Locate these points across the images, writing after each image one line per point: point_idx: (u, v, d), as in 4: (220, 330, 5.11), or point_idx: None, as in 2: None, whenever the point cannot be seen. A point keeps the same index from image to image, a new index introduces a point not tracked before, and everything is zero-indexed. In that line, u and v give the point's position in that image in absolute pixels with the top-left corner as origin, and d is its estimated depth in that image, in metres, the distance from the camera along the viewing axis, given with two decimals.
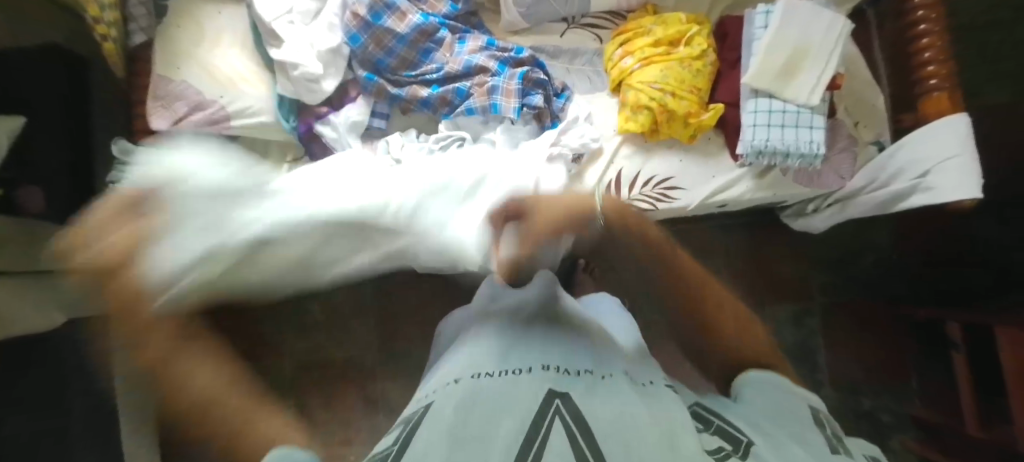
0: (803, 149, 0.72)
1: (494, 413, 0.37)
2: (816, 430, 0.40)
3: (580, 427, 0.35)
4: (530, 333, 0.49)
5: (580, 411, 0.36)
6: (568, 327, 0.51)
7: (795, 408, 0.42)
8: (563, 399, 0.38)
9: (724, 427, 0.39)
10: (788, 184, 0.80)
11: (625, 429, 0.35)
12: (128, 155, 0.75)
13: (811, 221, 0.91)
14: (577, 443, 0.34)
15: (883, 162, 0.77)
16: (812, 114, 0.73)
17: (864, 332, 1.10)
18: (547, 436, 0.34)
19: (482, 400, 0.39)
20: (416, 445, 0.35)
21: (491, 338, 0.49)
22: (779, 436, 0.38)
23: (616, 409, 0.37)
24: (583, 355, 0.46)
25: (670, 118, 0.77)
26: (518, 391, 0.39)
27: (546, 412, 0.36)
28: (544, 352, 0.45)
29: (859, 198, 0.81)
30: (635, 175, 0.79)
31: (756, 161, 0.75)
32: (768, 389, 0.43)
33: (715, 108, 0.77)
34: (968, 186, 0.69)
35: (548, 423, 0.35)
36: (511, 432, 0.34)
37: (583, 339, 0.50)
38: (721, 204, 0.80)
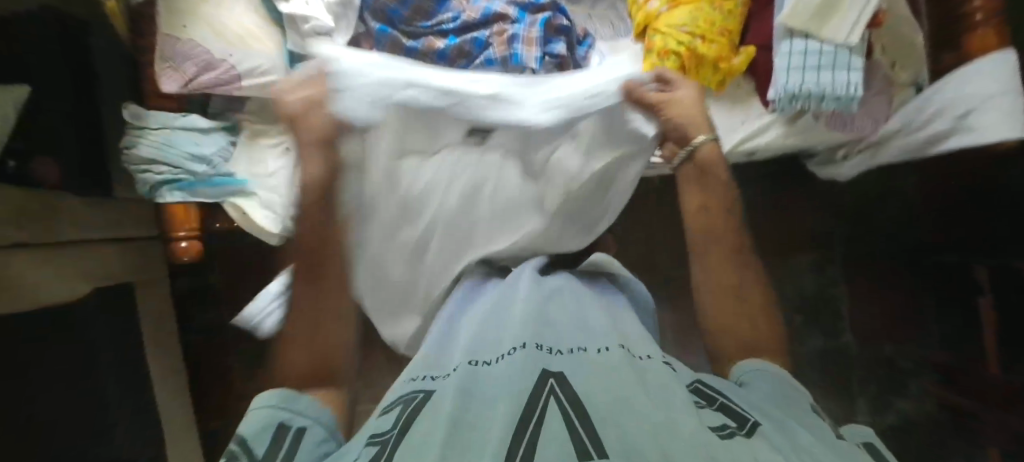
0: (839, 91, 0.69)
1: (491, 401, 0.39)
2: (820, 422, 0.42)
3: (575, 410, 0.37)
4: (527, 303, 0.53)
5: (573, 393, 0.38)
6: (564, 302, 0.54)
7: (797, 398, 0.45)
8: (556, 379, 0.40)
9: (731, 408, 0.41)
10: (820, 131, 0.77)
11: (620, 415, 0.36)
12: (140, 120, 0.74)
13: (839, 170, 0.89)
14: (573, 429, 0.34)
15: (923, 102, 0.74)
16: (850, 55, 0.69)
17: (886, 282, 1.11)
18: (542, 415, 0.36)
19: (484, 388, 0.42)
20: (416, 432, 0.37)
21: (487, 325, 0.52)
22: (783, 419, 0.41)
23: (612, 390, 0.39)
24: (577, 329, 0.49)
25: (700, 64, 0.73)
26: (518, 371, 0.42)
27: (542, 393, 0.39)
28: (535, 330, 0.48)
29: (893, 142, 0.79)
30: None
31: (789, 105, 0.72)
32: (764, 377, 0.48)
33: (746, 51, 0.74)
34: (1012, 125, 0.66)
35: (543, 406, 0.37)
36: (505, 416, 0.36)
37: (574, 317, 0.51)
38: (749, 153, 0.78)
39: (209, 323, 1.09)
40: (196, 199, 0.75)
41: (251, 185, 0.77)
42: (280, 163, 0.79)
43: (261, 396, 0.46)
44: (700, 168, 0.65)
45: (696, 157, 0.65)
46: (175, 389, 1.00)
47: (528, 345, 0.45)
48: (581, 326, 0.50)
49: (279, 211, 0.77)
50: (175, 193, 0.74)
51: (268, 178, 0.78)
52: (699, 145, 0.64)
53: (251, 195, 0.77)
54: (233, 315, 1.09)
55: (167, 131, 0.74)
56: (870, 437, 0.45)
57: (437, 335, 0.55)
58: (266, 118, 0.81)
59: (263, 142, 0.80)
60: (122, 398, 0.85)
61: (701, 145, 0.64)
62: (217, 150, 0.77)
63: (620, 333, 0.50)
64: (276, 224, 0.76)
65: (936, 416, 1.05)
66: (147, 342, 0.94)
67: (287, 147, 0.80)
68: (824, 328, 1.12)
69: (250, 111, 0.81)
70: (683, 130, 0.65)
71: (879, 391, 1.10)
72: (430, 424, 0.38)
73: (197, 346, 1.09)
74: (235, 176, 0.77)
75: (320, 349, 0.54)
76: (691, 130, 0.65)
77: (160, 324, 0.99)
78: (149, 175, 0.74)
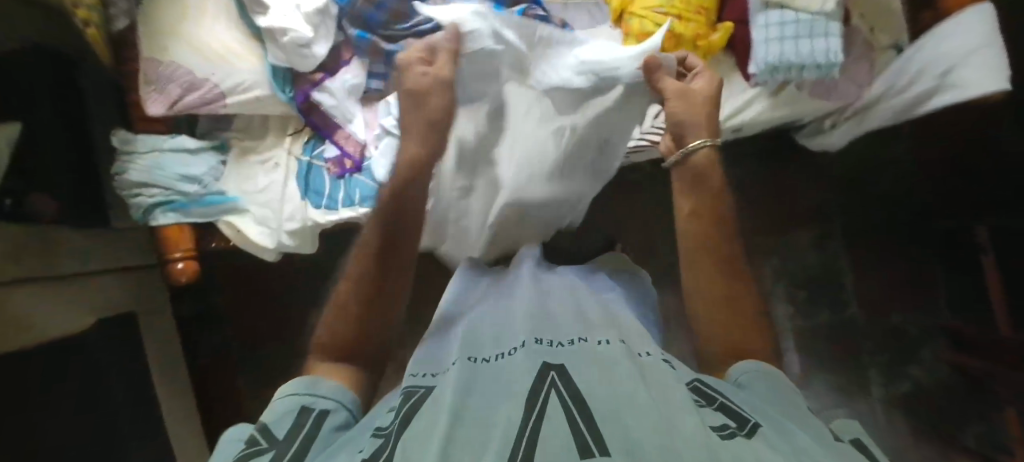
0: (819, 58, 0.69)
1: (495, 398, 0.37)
2: (823, 426, 0.39)
3: (576, 404, 0.34)
4: (530, 300, 0.52)
5: (574, 386, 0.36)
6: (564, 299, 0.53)
7: (795, 400, 0.42)
8: (556, 372, 0.38)
9: (730, 409, 0.38)
10: (805, 100, 0.77)
11: (623, 408, 0.33)
12: (129, 144, 0.74)
13: (828, 139, 0.89)
14: (574, 424, 0.32)
15: (905, 64, 0.74)
16: (827, 21, 0.69)
17: (889, 250, 1.10)
18: (542, 411, 0.34)
19: (484, 381, 0.40)
20: (416, 428, 0.36)
21: (489, 325, 0.50)
22: (784, 422, 0.37)
23: (615, 385, 0.36)
24: (578, 320, 0.48)
25: (678, 44, 0.73)
26: (517, 369, 0.40)
27: (542, 386, 0.37)
28: (535, 326, 0.46)
29: (880, 106, 0.78)
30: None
31: (771, 77, 0.72)
32: (757, 385, 0.44)
33: (724, 27, 0.74)
34: (996, 77, 0.66)
35: (544, 400, 0.35)
36: (504, 412, 0.34)
37: (577, 312, 0.50)
38: (735, 129, 0.78)
39: (213, 347, 1.09)
40: (190, 219, 0.76)
41: (243, 201, 0.78)
42: (270, 178, 0.79)
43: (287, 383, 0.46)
44: (691, 172, 0.57)
45: (690, 161, 0.57)
46: (183, 415, 0.99)
47: (528, 341, 0.44)
48: (583, 320, 0.48)
49: (274, 225, 0.78)
50: (168, 215, 0.74)
51: (259, 194, 0.78)
52: (698, 150, 0.57)
53: (245, 212, 0.78)
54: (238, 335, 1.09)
55: (156, 153, 0.75)
56: (859, 435, 0.41)
57: (435, 335, 0.54)
58: (253, 134, 0.81)
59: (253, 158, 0.80)
60: (136, 427, 0.84)
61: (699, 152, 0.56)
62: (207, 169, 0.77)
63: (629, 327, 0.49)
64: (271, 238, 0.79)
65: (949, 380, 1.06)
66: (155, 369, 0.94)
67: (277, 162, 0.80)
68: (830, 301, 1.11)
69: (236, 128, 0.81)
70: (681, 125, 0.58)
71: (892, 361, 1.08)
72: (428, 419, 0.35)
73: (203, 371, 1.09)
74: (225, 194, 0.77)
75: (369, 324, 0.53)
76: (694, 132, 0.57)
77: (164, 351, 0.99)
78: (141, 198, 0.74)
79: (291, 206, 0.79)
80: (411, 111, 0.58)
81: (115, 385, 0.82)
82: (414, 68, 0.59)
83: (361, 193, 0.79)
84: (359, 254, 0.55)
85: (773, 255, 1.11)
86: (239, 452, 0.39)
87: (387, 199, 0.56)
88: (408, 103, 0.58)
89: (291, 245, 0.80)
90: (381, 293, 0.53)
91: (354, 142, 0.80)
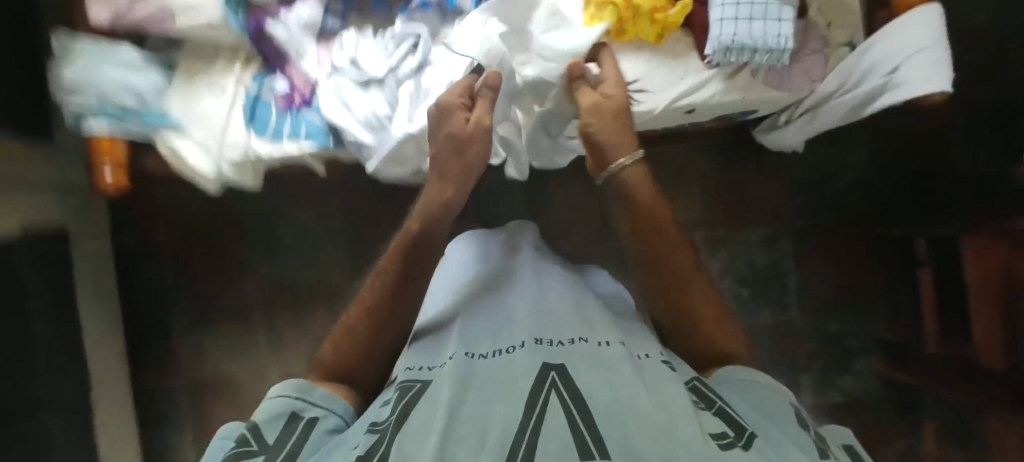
0: (770, 43, 0.70)
1: (491, 394, 0.39)
2: (805, 432, 0.42)
3: (576, 408, 0.37)
4: (537, 300, 0.54)
5: (574, 388, 0.39)
6: (563, 294, 0.55)
7: (782, 407, 0.46)
8: (557, 374, 0.40)
9: (727, 413, 0.41)
10: (759, 87, 0.78)
11: (624, 417, 0.36)
12: (70, 47, 0.72)
13: (786, 133, 0.92)
14: (576, 427, 0.35)
15: (854, 61, 0.75)
16: (781, 6, 0.69)
17: (836, 257, 1.11)
18: (543, 412, 0.36)
19: (482, 374, 0.42)
20: (413, 421, 0.38)
21: (488, 318, 0.52)
22: (775, 431, 0.41)
23: (616, 389, 0.39)
24: (577, 320, 0.50)
25: (635, 15, 0.72)
26: (518, 365, 0.42)
27: (543, 387, 0.39)
28: (535, 325, 0.48)
29: (829, 104, 0.80)
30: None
31: (725, 58, 0.72)
32: (750, 391, 0.47)
33: (683, 3, 0.71)
34: (938, 78, 0.67)
35: (545, 399, 0.37)
36: (501, 412, 0.36)
37: (579, 309, 0.53)
38: (688, 109, 0.78)
39: (150, 280, 1.08)
40: (125, 132, 0.74)
41: (185, 124, 0.76)
42: (217, 104, 0.77)
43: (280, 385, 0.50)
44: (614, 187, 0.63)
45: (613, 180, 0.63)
46: (107, 346, 0.99)
47: (528, 340, 0.45)
48: (584, 318, 0.51)
49: (215, 152, 0.77)
50: (102, 123, 0.73)
51: (203, 119, 0.76)
52: (621, 167, 0.62)
53: (186, 134, 0.76)
54: (179, 272, 1.08)
55: (96, 59, 0.72)
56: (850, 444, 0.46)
57: (433, 327, 0.56)
58: (204, 58, 0.79)
59: (201, 82, 0.78)
60: (54, 349, 0.83)
61: (626, 169, 0.62)
62: (150, 85, 0.75)
63: (628, 331, 0.52)
64: (210, 165, 0.77)
65: (878, 392, 1.08)
66: (82, 295, 0.93)
67: (227, 89, 0.78)
68: (772, 301, 1.13)
69: (187, 51, 0.79)
70: (601, 146, 0.64)
71: (825, 366, 1.11)
72: (429, 415, 0.37)
73: (139, 304, 1.08)
74: (167, 113, 0.76)
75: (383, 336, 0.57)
76: (613, 152, 0.63)
77: (96, 279, 0.98)
78: (75, 102, 0.72)
79: (235, 135, 0.77)
80: (451, 157, 0.64)
81: (37, 302, 0.80)
82: (450, 116, 0.66)
83: (308, 129, 0.78)
84: (379, 281, 0.59)
85: (723, 250, 1.13)
86: (229, 452, 0.42)
87: (415, 234, 0.61)
88: (446, 151, 0.65)
89: (231, 177, 0.79)
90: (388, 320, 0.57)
91: (304, 78, 0.79)
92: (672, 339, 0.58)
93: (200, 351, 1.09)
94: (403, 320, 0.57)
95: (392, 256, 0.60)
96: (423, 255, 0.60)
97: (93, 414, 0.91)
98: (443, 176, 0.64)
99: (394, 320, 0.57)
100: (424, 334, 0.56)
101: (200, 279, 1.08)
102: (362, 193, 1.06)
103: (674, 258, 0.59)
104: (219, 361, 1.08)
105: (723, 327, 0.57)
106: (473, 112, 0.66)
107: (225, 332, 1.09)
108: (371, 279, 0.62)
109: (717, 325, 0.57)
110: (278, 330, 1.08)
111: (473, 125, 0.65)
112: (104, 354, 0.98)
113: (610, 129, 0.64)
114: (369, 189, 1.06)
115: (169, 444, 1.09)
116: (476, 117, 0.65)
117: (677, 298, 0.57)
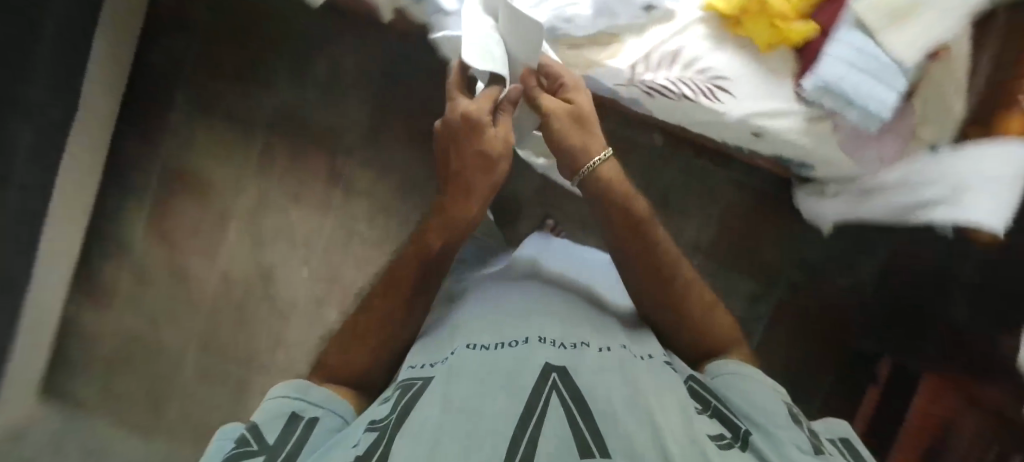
0: (869, 104, 0.67)
1: (493, 391, 0.48)
2: (794, 425, 0.51)
3: (576, 407, 0.47)
4: (537, 305, 0.64)
5: (575, 390, 0.48)
6: (565, 303, 0.66)
7: (774, 399, 0.54)
8: (558, 375, 0.50)
9: (722, 412, 0.52)
10: (830, 144, 0.75)
11: (620, 414, 0.46)
12: None
13: (826, 203, 0.91)
14: (576, 424, 0.45)
15: (925, 165, 0.74)
16: (897, 72, 0.67)
17: (803, 341, 1.11)
18: (545, 410, 0.46)
19: (482, 368, 0.51)
20: (416, 415, 0.46)
21: (491, 316, 0.62)
22: (767, 426, 0.50)
23: (607, 388, 0.50)
24: (571, 329, 0.60)
25: (759, 12, 0.68)
26: (519, 365, 0.51)
27: (545, 388, 0.48)
28: (539, 327, 0.59)
29: (885, 194, 0.79)
30: (692, 60, 0.72)
31: (819, 98, 0.70)
32: (746, 384, 0.55)
33: (807, 25, 0.69)
34: (996, 212, 0.66)
35: (547, 399, 0.47)
36: (503, 408, 0.45)
37: (586, 317, 0.64)
38: (756, 133, 0.76)
39: (171, 49, 1.04)
40: None
41: None
42: None
43: (288, 390, 0.54)
44: (598, 194, 0.65)
45: (589, 181, 0.65)
46: (106, 90, 0.95)
47: (531, 339, 0.56)
48: (592, 323, 0.63)
49: None
50: None
51: None
52: (598, 167, 0.64)
53: None
54: (201, 54, 1.04)
55: None
56: (843, 433, 0.55)
57: (439, 323, 0.66)
58: None
59: None
60: (62, 68, 0.78)
61: (602, 166, 0.65)
62: None
63: (617, 334, 0.62)
64: None
65: None
66: (106, 29, 0.89)
67: None
68: None
69: None
70: (574, 152, 0.64)
71: None
72: (429, 411, 0.46)
73: (150, 65, 1.05)
74: None
75: (385, 341, 0.62)
76: (584, 156, 0.65)
77: (124, 20, 0.94)
78: None
79: None
80: (480, 174, 0.64)
81: (71, 13, 0.75)
82: (464, 135, 0.63)
83: None
84: (381, 298, 0.63)
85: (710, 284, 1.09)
86: (236, 447, 0.48)
87: (417, 254, 0.65)
88: (476, 169, 0.64)
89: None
90: (390, 330, 0.63)
91: None
92: (675, 338, 0.65)
93: (187, 139, 1.06)
94: (415, 325, 0.65)
95: (386, 292, 0.64)
96: (431, 267, 0.66)
97: (66, 144, 0.87)
98: (463, 194, 0.65)
99: (395, 325, 0.63)
100: (436, 327, 0.66)
101: (217, 70, 1.05)
102: (405, 63, 1.03)
103: (660, 255, 0.64)
104: (202, 157, 1.06)
105: (712, 312, 0.65)
106: (497, 124, 0.64)
107: (219, 132, 1.06)
108: (372, 294, 0.65)
109: (710, 308, 0.64)
110: (269, 154, 1.06)
111: (504, 144, 0.63)
112: (101, 96, 0.94)
113: (583, 126, 0.66)
114: (413, 63, 1.03)
115: (121, 214, 1.06)
116: (501, 131, 0.64)
117: (668, 293, 0.63)
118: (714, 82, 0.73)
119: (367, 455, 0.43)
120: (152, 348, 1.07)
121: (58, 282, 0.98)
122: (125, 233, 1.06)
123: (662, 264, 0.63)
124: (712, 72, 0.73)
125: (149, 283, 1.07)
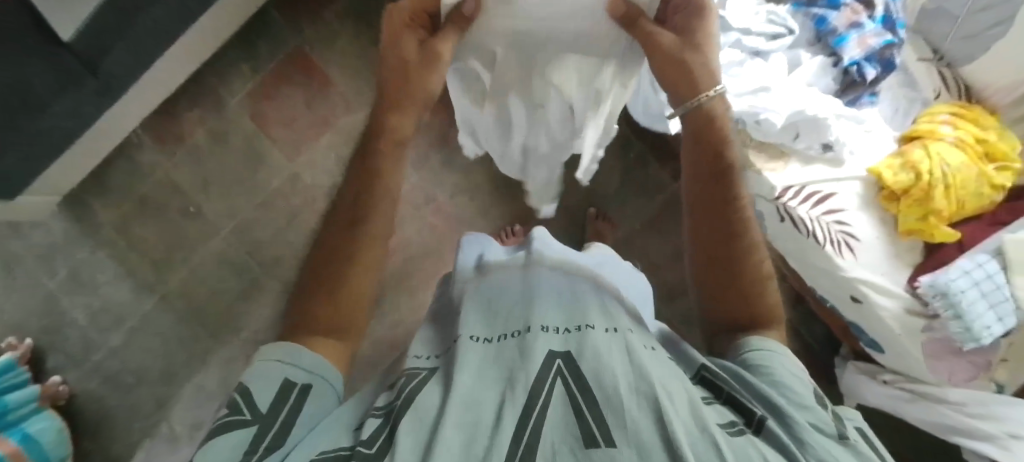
0: (974, 326, 0.71)
1: (492, 383, 0.40)
2: (820, 407, 0.42)
3: (582, 396, 0.37)
4: (548, 290, 0.50)
5: (582, 378, 0.38)
6: (563, 278, 0.54)
7: (801, 383, 0.44)
8: (564, 363, 0.40)
9: (735, 396, 0.42)
10: (915, 339, 0.76)
11: (626, 400, 0.36)
12: None
13: (867, 383, 0.90)
14: (579, 413, 0.35)
15: (986, 400, 0.77)
16: (1006, 311, 0.72)
17: None
18: (547, 399, 0.37)
19: (477, 362, 0.42)
20: (421, 403, 0.39)
21: (489, 294, 0.52)
22: (779, 411, 0.41)
23: (621, 368, 0.39)
24: (574, 308, 0.48)
25: (920, 198, 0.73)
26: (521, 353, 0.41)
27: (548, 375, 0.39)
28: (541, 305, 0.47)
29: (935, 405, 0.81)
30: (819, 211, 0.75)
31: (932, 297, 0.73)
32: (777, 357, 0.46)
33: (948, 232, 0.74)
34: None
35: (547, 389, 0.38)
36: (502, 403, 0.37)
37: (597, 295, 0.51)
38: (855, 298, 0.77)
39: None
40: None
41: None
42: None
43: (264, 358, 0.42)
44: (691, 134, 0.57)
45: (693, 119, 0.57)
46: None
47: (532, 326, 0.44)
48: (601, 304, 0.49)
49: None
50: None
51: None
52: (705, 104, 0.55)
53: None
54: None
55: None
56: (859, 423, 0.45)
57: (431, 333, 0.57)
58: None
59: None
60: None
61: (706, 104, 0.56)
62: None
63: (623, 316, 0.49)
64: None
65: None
66: None
67: None
68: None
69: None
70: (685, 81, 0.54)
71: None
72: (430, 403, 0.39)
73: None
74: None
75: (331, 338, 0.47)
76: (691, 89, 0.55)
77: None
78: None
79: None
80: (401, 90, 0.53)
81: None
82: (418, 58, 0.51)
83: None
84: (303, 304, 0.49)
85: None
86: (219, 420, 0.38)
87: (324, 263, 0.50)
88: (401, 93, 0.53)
89: None
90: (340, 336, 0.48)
91: None
92: (710, 310, 0.53)
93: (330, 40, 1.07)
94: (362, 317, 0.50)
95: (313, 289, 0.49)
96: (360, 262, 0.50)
97: None
98: (430, 79, 0.51)
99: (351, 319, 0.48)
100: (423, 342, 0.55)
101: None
102: None
103: (735, 210, 0.54)
104: (335, 64, 1.08)
105: (766, 284, 0.52)
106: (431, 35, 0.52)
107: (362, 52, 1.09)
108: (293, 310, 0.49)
109: (763, 281, 0.52)
110: None
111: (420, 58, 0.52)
112: None
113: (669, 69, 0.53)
114: None
115: (230, 74, 1.04)
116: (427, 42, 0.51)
117: (727, 248, 0.52)
118: (843, 234, 0.75)
119: (369, 443, 0.36)
120: (190, 210, 1.04)
121: (147, 104, 0.94)
122: (223, 93, 1.04)
123: (729, 213, 0.53)
124: (836, 218, 0.75)
125: (219, 152, 1.04)
